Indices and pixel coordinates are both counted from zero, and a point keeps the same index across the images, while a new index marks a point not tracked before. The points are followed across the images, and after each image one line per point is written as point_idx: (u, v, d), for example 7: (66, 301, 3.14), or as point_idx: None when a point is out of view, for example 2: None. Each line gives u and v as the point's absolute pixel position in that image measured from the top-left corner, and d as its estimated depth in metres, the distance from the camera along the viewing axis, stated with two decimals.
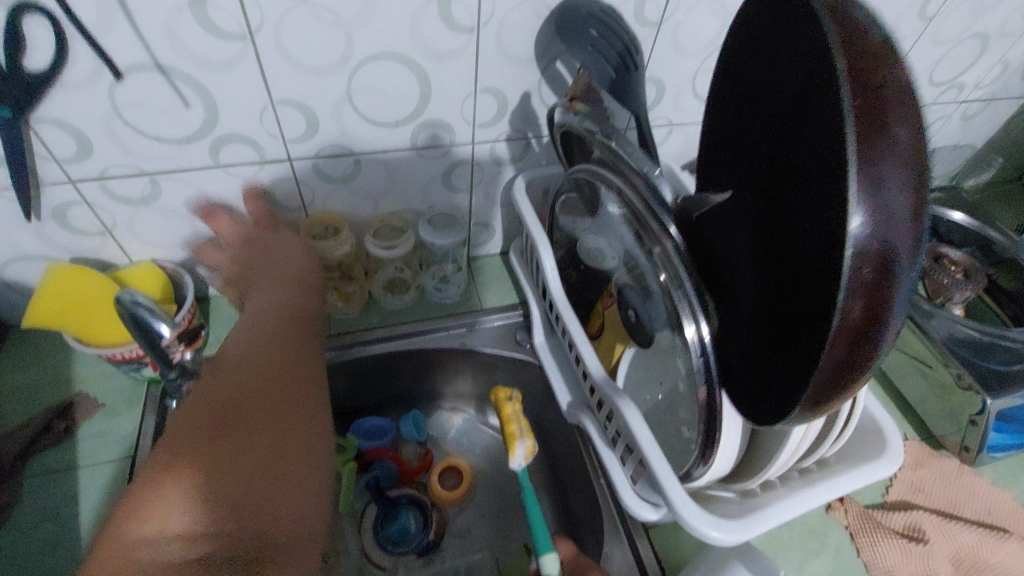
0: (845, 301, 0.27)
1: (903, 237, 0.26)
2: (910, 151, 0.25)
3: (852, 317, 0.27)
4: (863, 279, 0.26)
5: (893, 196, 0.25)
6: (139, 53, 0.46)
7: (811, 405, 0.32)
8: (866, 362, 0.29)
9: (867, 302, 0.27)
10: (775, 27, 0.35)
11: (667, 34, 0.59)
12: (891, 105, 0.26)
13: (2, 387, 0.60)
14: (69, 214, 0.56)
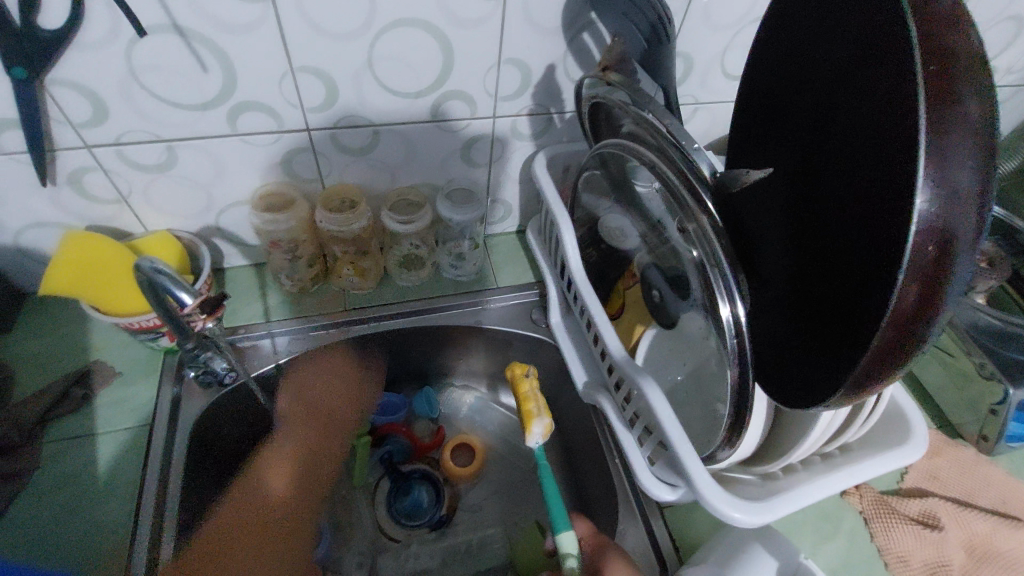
0: (903, 284, 0.26)
1: (966, 217, 0.25)
2: (977, 126, 0.25)
3: (906, 302, 0.27)
4: (924, 262, 0.26)
5: (961, 172, 0.25)
6: (157, 13, 0.45)
7: (853, 389, 0.32)
8: (915, 347, 0.28)
9: (924, 286, 0.26)
10: (829, 4, 0.34)
11: (700, 6, 0.57)
12: (962, 79, 0.26)
13: (20, 353, 0.61)
14: (84, 180, 0.55)
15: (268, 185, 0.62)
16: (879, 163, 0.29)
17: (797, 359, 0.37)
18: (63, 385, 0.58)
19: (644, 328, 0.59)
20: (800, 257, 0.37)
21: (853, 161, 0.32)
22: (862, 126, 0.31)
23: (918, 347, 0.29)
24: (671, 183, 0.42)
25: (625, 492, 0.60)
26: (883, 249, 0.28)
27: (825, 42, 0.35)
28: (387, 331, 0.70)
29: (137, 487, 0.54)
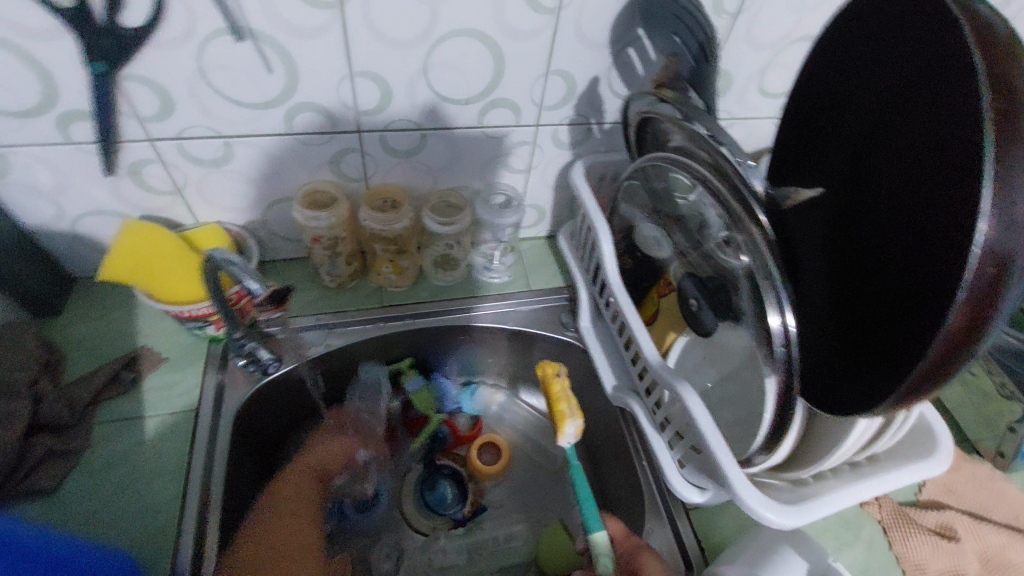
0: (958, 305, 0.28)
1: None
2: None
3: (958, 323, 0.29)
4: (980, 286, 0.27)
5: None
6: (232, 16, 0.47)
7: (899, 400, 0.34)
8: (963, 364, 0.30)
9: (977, 309, 0.28)
10: (894, 28, 0.36)
11: (743, 26, 0.59)
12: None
13: (73, 335, 0.63)
14: (143, 171, 0.57)
15: (315, 182, 0.64)
16: (946, 187, 0.31)
17: (843, 369, 0.39)
18: (115, 368, 0.60)
19: (676, 335, 0.60)
20: (856, 272, 0.39)
21: (917, 181, 0.33)
22: (929, 149, 0.33)
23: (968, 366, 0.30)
24: (725, 197, 0.44)
25: (652, 494, 0.62)
26: (946, 268, 0.30)
27: (889, 66, 0.37)
28: (417, 329, 0.72)
29: (185, 468, 0.56)
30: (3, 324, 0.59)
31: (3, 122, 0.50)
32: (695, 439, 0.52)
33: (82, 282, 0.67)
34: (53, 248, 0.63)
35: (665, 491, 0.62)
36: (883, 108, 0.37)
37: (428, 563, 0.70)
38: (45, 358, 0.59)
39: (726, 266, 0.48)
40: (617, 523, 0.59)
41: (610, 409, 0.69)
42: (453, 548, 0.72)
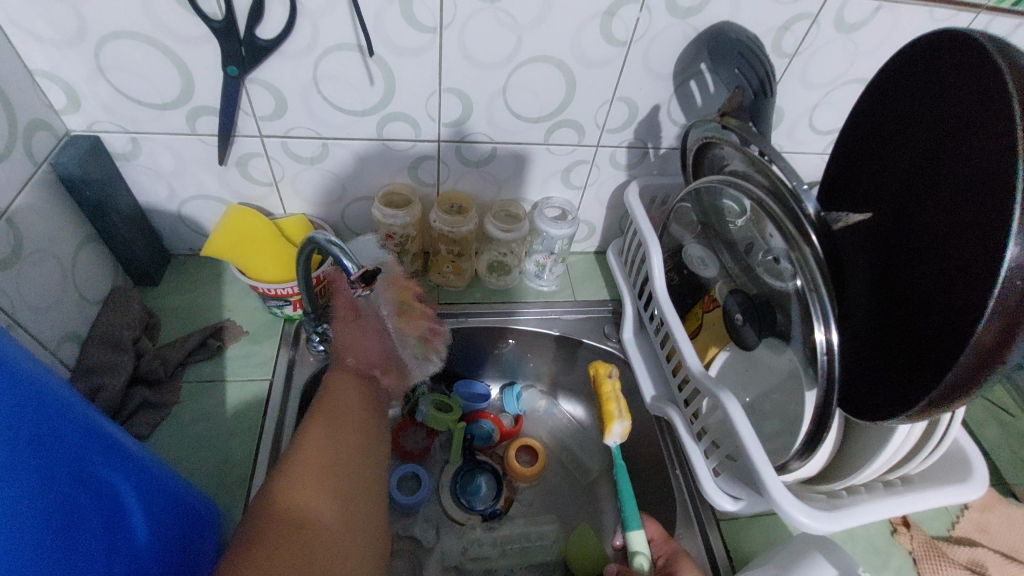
0: (987, 320, 0.31)
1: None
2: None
3: (989, 337, 0.32)
4: (1006, 304, 0.31)
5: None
6: (349, 35, 0.54)
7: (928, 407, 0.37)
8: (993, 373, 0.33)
9: (1005, 326, 0.31)
10: (942, 75, 0.40)
11: (798, 67, 0.64)
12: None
13: (169, 303, 0.71)
14: (249, 163, 0.65)
15: (394, 184, 0.70)
16: (983, 216, 0.34)
17: (879, 380, 0.42)
18: (203, 335, 0.67)
19: (717, 349, 0.63)
20: (898, 291, 0.42)
21: (958, 212, 0.37)
22: (971, 183, 0.36)
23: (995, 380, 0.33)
24: (780, 220, 0.48)
25: (684, 501, 0.65)
26: (979, 286, 0.33)
27: (938, 109, 0.40)
28: (471, 326, 0.78)
29: (258, 428, 0.62)
30: (113, 288, 0.67)
31: (145, 112, 0.58)
32: (730, 446, 0.55)
33: (178, 258, 0.76)
34: (160, 226, 0.71)
35: (697, 499, 0.64)
36: (933, 145, 0.41)
37: (462, 550, 0.73)
38: (145, 321, 0.66)
39: (775, 289, 0.51)
40: (653, 527, 0.62)
41: (647, 418, 0.73)
42: (485, 539, 0.75)
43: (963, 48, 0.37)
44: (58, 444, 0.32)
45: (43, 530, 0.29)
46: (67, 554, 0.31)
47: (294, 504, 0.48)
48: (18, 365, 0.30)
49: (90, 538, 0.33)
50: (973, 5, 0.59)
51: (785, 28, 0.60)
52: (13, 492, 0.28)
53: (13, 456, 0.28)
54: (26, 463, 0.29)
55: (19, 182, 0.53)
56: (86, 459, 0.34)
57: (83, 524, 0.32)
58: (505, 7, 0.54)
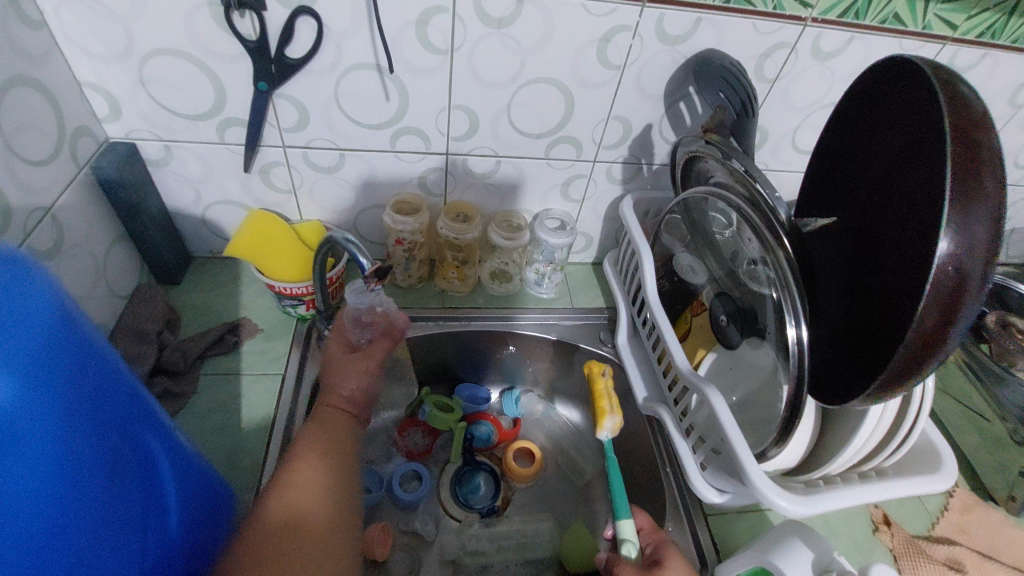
0: (924, 309, 0.36)
1: (980, 262, 0.34)
2: (995, 201, 0.34)
3: (927, 325, 0.36)
4: (942, 294, 0.35)
5: (977, 231, 0.34)
6: (368, 56, 0.60)
7: (881, 389, 0.41)
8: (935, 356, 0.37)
9: (942, 313, 0.35)
10: (894, 96, 0.44)
11: (780, 91, 0.69)
12: (986, 166, 0.35)
13: (188, 302, 0.75)
14: (271, 171, 0.70)
15: (404, 194, 0.75)
16: (924, 219, 0.39)
17: (842, 370, 0.46)
18: (221, 331, 0.71)
19: (706, 352, 0.67)
20: (857, 288, 0.46)
21: (909, 218, 0.41)
22: (916, 192, 0.40)
23: (936, 363, 0.38)
24: (756, 226, 0.52)
25: (674, 497, 0.67)
26: (918, 280, 0.38)
27: (891, 126, 0.45)
28: (473, 330, 0.81)
29: (270, 418, 0.66)
30: (139, 286, 0.72)
31: (179, 122, 0.64)
32: (716, 441, 0.59)
33: (198, 261, 0.80)
34: (184, 230, 0.76)
35: (686, 495, 0.67)
36: (889, 159, 0.45)
37: (459, 546, 0.76)
38: (167, 316, 0.71)
39: (756, 292, 0.55)
40: (643, 520, 0.64)
41: (639, 418, 0.76)
42: (483, 535, 0.77)
43: (911, 74, 0.42)
44: (108, 409, 0.35)
45: (92, 486, 0.33)
46: (110, 510, 0.35)
47: (282, 520, 0.51)
48: (89, 346, 0.35)
49: (128, 496, 0.37)
50: (938, 37, 0.65)
51: (766, 56, 0.66)
52: (68, 452, 0.32)
53: (73, 419, 0.32)
54: (81, 428, 0.33)
55: (64, 182, 0.58)
56: (134, 436, 0.38)
57: (124, 483, 0.36)
58: (510, 33, 0.60)
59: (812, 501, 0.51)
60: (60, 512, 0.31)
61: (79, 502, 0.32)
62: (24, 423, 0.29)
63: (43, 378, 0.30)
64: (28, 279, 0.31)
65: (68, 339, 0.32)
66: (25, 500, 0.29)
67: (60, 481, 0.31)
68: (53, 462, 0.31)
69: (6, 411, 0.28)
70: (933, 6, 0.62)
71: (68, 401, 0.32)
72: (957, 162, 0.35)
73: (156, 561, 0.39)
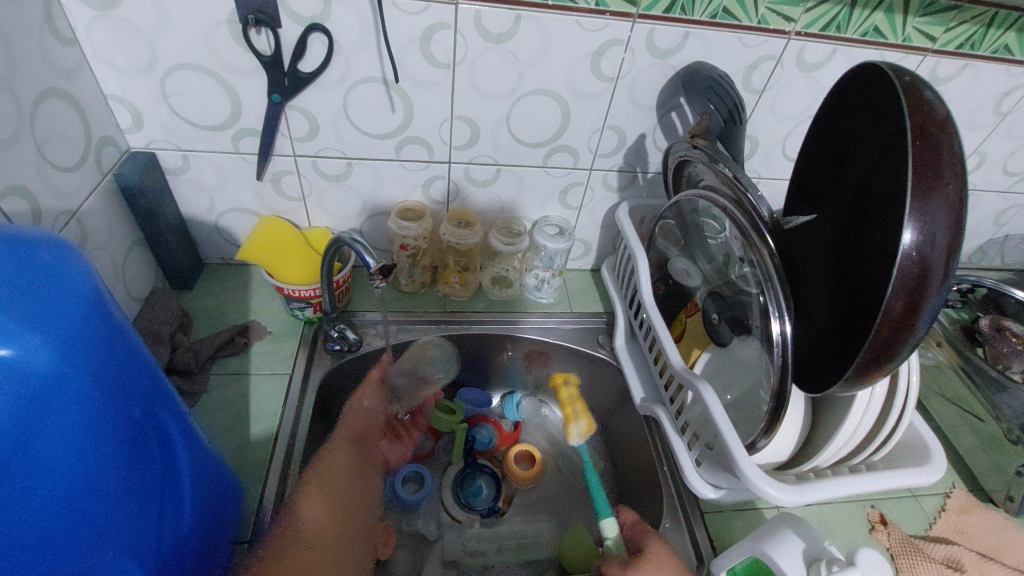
0: (892, 294, 0.38)
1: (941, 253, 0.37)
2: (954, 195, 0.37)
3: (894, 310, 0.38)
4: (908, 279, 0.38)
5: (937, 223, 0.37)
6: (375, 69, 0.64)
7: (857, 374, 0.43)
8: (904, 341, 0.39)
9: (910, 299, 0.38)
10: (866, 101, 0.47)
11: (768, 100, 0.73)
12: (945, 163, 0.37)
13: (200, 305, 0.78)
14: (282, 180, 0.74)
15: (408, 201, 0.78)
16: (892, 212, 0.41)
17: (823, 359, 0.48)
18: (231, 333, 0.74)
19: (700, 352, 0.68)
20: (835, 282, 0.48)
21: (877, 211, 0.44)
22: (886, 188, 0.43)
23: (906, 349, 0.40)
24: (742, 225, 0.55)
25: (671, 496, 0.68)
26: (887, 269, 0.40)
27: (865, 128, 0.47)
28: (474, 332, 0.84)
29: (277, 415, 0.68)
30: (154, 289, 0.75)
31: (196, 133, 0.68)
32: (709, 436, 0.60)
33: (209, 267, 0.84)
34: (198, 237, 0.80)
35: (682, 493, 0.68)
36: (862, 159, 0.48)
37: (460, 547, 0.76)
38: (180, 318, 0.74)
39: (745, 290, 0.57)
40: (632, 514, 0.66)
41: (637, 419, 0.77)
42: (483, 535, 0.78)
43: (880, 81, 0.44)
44: (135, 389, 0.38)
45: (120, 458, 0.36)
46: (133, 484, 0.37)
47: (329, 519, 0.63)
48: (123, 330, 0.37)
49: (148, 471, 0.40)
50: (920, 48, 0.68)
51: (753, 68, 0.69)
52: (101, 425, 0.34)
53: (108, 395, 0.35)
54: (113, 405, 0.35)
55: (89, 188, 0.61)
56: (155, 419, 0.41)
57: (145, 460, 0.39)
58: (508, 47, 0.64)
59: (805, 491, 0.52)
60: (88, 482, 0.34)
61: (110, 472, 0.35)
62: (65, 397, 0.32)
63: (82, 359, 0.33)
64: (72, 265, 0.34)
65: (106, 322, 0.35)
66: (56, 470, 0.32)
67: (90, 454, 0.34)
68: (89, 433, 0.33)
69: (46, 388, 0.31)
70: (912, 20, 0.65)
71: (107, 379, 0.35)
72: (918, 158, 0.38)
73: (168, 547, 0.42)
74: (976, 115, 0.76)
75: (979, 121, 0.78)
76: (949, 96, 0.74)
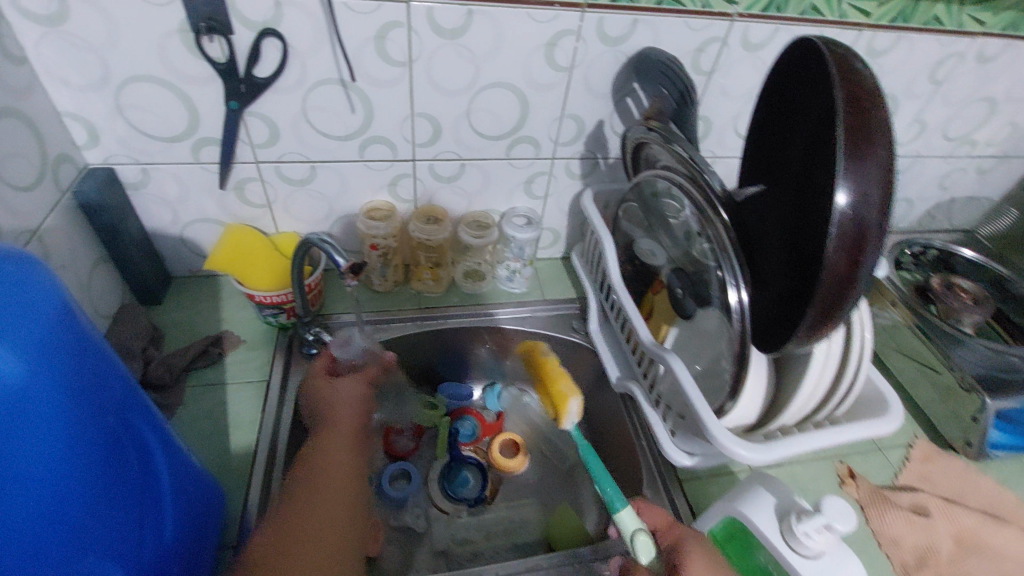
0: (834, 252, 0.41)
1: (875, 210, 0.40)
2: (884, 156, 0.40)
3: (838, 268, 0.41)
4: (848, 237, 0.40)
5: (869, 183, 0.40)
6: (332, 71, 0.65)
7: (809, 330, 0.46)
8: (849, 295, 0.42)
9: (850, 255, 0.41)
10: (801, 74, 0.50)
11: (717, 82, 0.75)
12: (874, 127, 0.40)
13: (171, 319, 0.78)
14: (245, 187, 0.74)
15: (376, 201, 0.80)
16: (825, 176, 0.44)
17: (775, 321, 0.51)
18: (204, 344, 0.73)
19: (669, 327, 0.71)
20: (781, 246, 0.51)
21: (814, 175, 0.47)
22: (821, 154, 0.45)
23: (852, 302, 0.43)
24: (697, 200, 0.57)
25: (650, 469, 0.70)
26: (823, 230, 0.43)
27: (802, 99, 0.50)
28: (451, 327, 0.85)
29: (258, 422, 0.68)
30: (121, 306, 0.74)
31: (155, 144, 0.67)
32: (681, 407, 0.62)
33: (176, 281, 0.83)
34: (163, 251, 0.79)
35: (662, 465, 0.70)
36: (801, 129, 0.50)
37: (451, 538, 0.77)
38: (151, 333, 0.73)
39: (705, 263, 0.60)
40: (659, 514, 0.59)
41: (614, 398, 0.79)
42: (472, 524, 0.79)
43: (812, 54, 0.47)
44: (107, 400, 0.38)
45: (97, 468, 0.36)
46: (112, 495, 0.38)
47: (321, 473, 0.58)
48: (91, 342, 0.37)
49: (127, 481, 0.40)
50: (856, 24, 0.71)
51: (700, 51, 0.71)
52: (76, 436, 0.34)
53: (80, 405, 0.35)
54: (87, 415, 0.36)
55: (47, 207, 0.61)
56: (130, 429, 0.41)
57: (123, 470, 0.39)
58: (463, 43, 0.65)
59: (769, 447, 0.54)
60: (69, 494, 0.34)
61: (88, 483, 0.35)
62: (41, 409, 0.32)
63: (53, 370, 0.33)
64: (38, 278, 0.34)
65: (74, 333, 0.35)
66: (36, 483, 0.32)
67: (69, 465, 0.34)
68: (66, 444, 0.34)
69: (23, 400, 0.31)
70: None
71: (77, 390, 0.35)
72: (850, 123, 0.40)
73: (150, 560, 0.42)
74: (915, 84, 0.80)
75: (918, 89, 0.82)
76: (888, 68, 0.77)
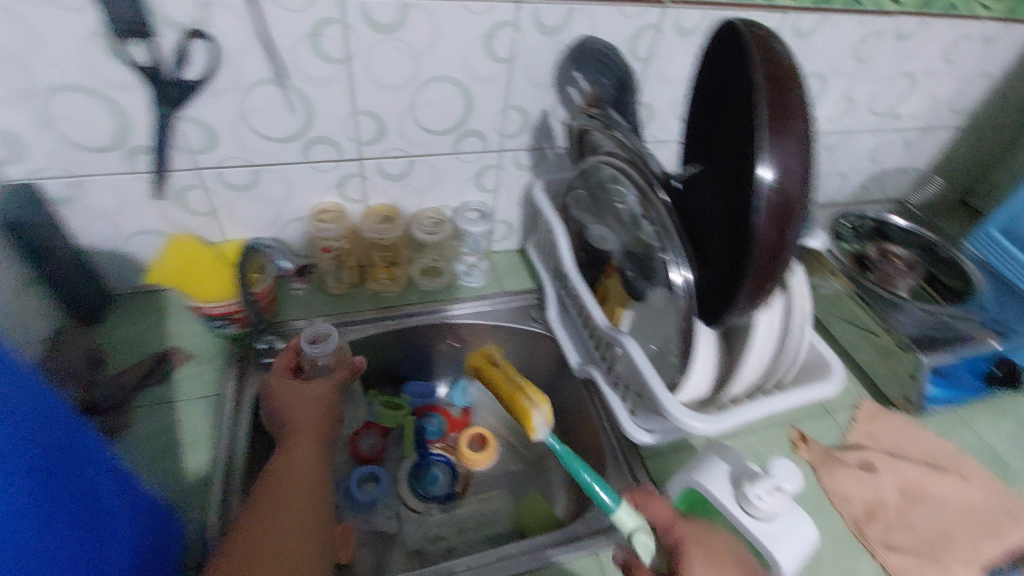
0: (763, 223, 0.43)
1: (797, 181, 0.42)
2: (802, 130, 0.42)
3: (767, 238, 0.44)
4: (774, 208, 0.43)
5: (790, 157, 0.42)
6: (267, 71, 0.63)
7: (746, 300, 0.48)
8: (778, 263, 0.45)
9: (777, 225, 0.43)
10: (721, 57, 0.52)
11: (656, 68, 0.77)
12: (793, 105, 0.43)
13: (114, 338, 0.75)
14: (185, 196, 0.71)
15: (325, 203, 0.78)
16: (743, 153, 0.46)
17: (713, 295, 0.53)
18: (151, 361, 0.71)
19: (623, 310, 0.72)
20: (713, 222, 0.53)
21: (735, 152, 0.49)
22: (739, 132, 0.48)
23: (781, 269, 0.45)
24: (638, 184, 0.59)
25: (614, 449, 0.71)
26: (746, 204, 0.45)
27: (722, 81, 0.52)
28: (411, 325, 0.84)
29: (214, 437, 0.66)
30: (58, 329, 0.71)
31: (81, 156, 0.64)
32: (637, 386, 0.64)
33: (118, 299, 0.79)
34: (101, 268, 0.76)
35: (625, 445, 0.72)
36: (723, 109, 0.53)
37: (423, 536, 0.77)
38: (93, 355, 0.70)
39: (651, 244, 0.61)
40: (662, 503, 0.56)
41: (577, 384, 0.80)
42: (444, 520, 0.79)
43: (729, 38, 0.49)
44: (47, 423, 0.36)
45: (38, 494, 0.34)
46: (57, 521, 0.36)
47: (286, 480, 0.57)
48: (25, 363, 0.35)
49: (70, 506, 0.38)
50: (782, 7, 0.74)
51: (637, 38, 0.73)
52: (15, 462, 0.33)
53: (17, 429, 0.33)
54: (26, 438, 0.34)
55: None
56: (71, 452, 0.39)
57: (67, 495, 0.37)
58: (401, 38, 0.64)
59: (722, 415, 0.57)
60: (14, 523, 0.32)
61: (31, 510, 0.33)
62: None
63: None
64: None
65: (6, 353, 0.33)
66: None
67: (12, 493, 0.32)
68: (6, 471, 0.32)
69: None
70: None
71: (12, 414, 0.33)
72: (771, 101, 0.43)
73: None
74: (841, 63, 0.84)
75: (845, 68, 0.85)
76: (815, 48, 0.81)
